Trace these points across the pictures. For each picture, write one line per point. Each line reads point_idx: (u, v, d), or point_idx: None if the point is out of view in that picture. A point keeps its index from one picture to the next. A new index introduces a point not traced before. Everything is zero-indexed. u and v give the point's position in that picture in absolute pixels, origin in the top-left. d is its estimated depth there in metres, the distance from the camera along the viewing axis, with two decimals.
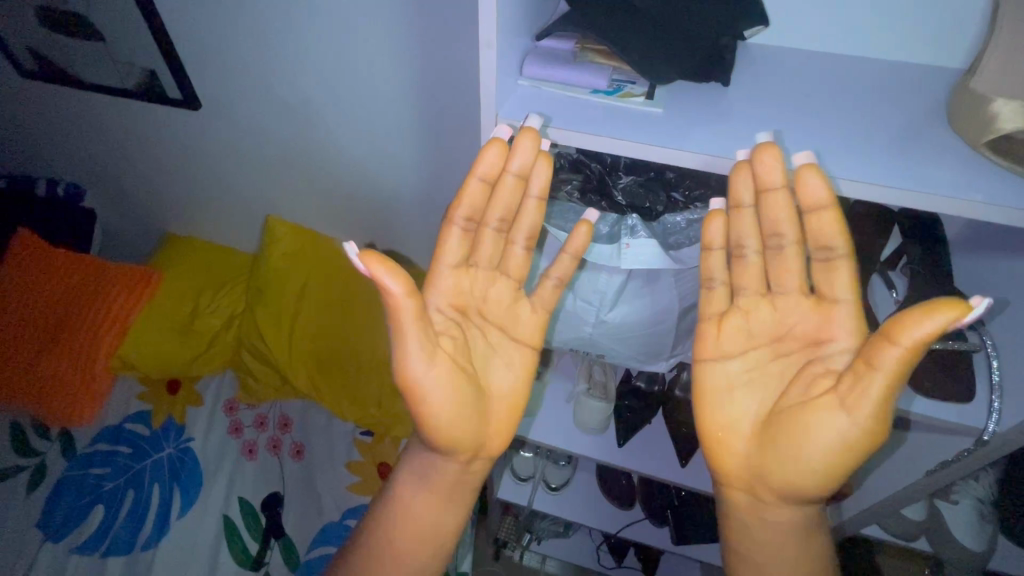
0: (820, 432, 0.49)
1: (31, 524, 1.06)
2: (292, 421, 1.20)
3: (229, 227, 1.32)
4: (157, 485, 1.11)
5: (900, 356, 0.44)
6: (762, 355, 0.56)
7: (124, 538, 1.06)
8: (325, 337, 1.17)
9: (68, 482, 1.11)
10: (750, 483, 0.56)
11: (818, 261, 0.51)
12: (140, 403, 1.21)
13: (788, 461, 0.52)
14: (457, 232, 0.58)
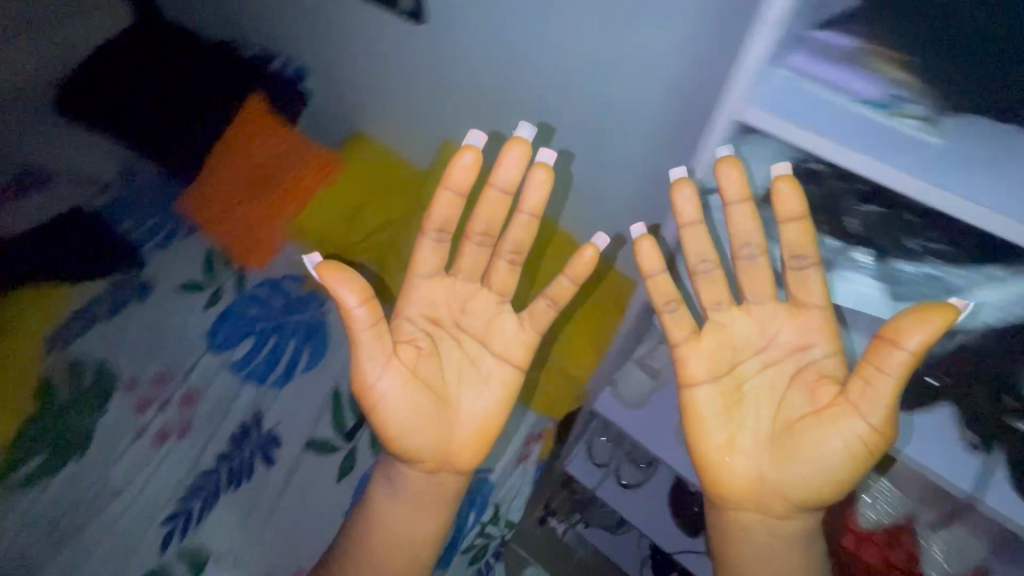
0: (830, 437, 0.68)
1: (197, 336, 1.28)
2: None
3: (408, 140, 1.42)
4: (294, 339, 1.29)
5: (906, 358, 0.62)
6: (751, 365, 0.75)
7: (260, 372, 1.24)
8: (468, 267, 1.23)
9: (233, 311, 1.30)
10: (760, 499, 0.73)
11: (795, 268, 0.70)
12: (298, 268, 1.38)
13: (812, 472, 0.69)
14: (473, 247, 0.78)
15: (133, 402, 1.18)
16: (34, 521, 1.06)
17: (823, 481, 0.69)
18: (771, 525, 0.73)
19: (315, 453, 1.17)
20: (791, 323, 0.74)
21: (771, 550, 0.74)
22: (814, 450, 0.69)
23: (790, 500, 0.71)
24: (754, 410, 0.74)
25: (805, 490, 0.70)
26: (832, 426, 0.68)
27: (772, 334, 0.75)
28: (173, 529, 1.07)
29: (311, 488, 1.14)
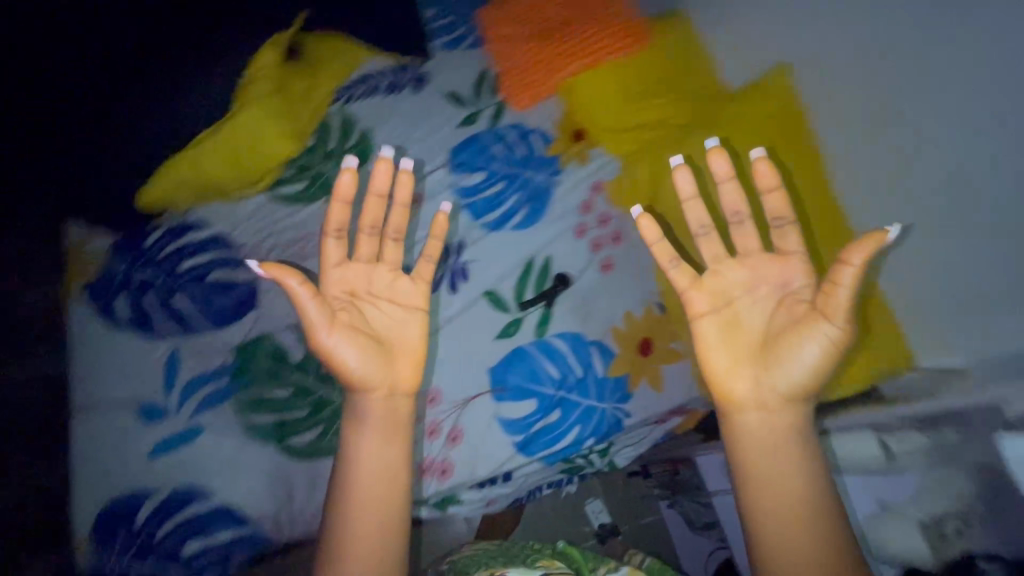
0: (808, 342, 0.72)
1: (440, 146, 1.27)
2: (622, 242, 1.22)
3: (735, 45, 1.17)
4: (517, 194, 1.25)
5: (853, 272, 0.68)
6: (745, 300, 0.77)
7: (477, 207, 1.22)
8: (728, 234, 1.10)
9: (478, 138, 1.27)
10: (764, 401, 0.75)
11: (779, 226, 0.77)
12: (551, 128, 1.30)
13: (794, 372, 0.73)
14: (366, 236, 0.85)
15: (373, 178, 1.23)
16: (272, 236, 1.15)
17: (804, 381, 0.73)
18: (776, 439, 0.74)
19: (490, 304, 1.15)
20: (776, 269, 0.77)
21: (775, 468, 0.74)
22: (791, 348, 0.73)
23: (778, 407, 0.74)
24: (749, 324, 0.77)
25: (794, 388, 0.73)
26: (806, 329, 0.72)
27: (761, 275, 0.77)
28: None
29: (468, 332, 1.13)
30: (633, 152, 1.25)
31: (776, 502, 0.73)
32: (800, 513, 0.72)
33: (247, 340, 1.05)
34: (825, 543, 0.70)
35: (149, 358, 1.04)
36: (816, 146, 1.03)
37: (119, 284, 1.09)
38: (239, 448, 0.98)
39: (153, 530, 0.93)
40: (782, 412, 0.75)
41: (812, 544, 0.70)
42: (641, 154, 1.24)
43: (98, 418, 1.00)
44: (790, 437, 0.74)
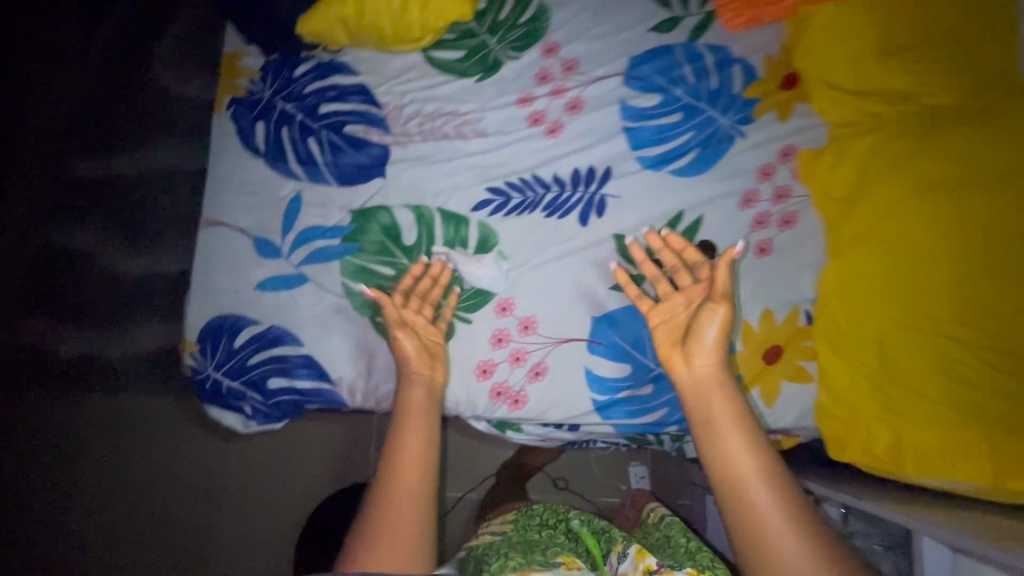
0: (714, 316, 0.81)
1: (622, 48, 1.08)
2: (793, 228, 1.04)
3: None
4: (691, 133, 1.06)
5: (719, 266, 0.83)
6: (680, 305, 0.87)
7: (640, 135, 1.06)
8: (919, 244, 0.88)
9: (670, 52, 1.07)
10: (705, 364, 0.79)
11: (698, 268, 0.90)
12: (759, 62, 1.08)
13: (710, 333, 0.80)
14: (415, 300, 0.96)
15: (536, 67, 1.07)
16: (414, 103, 1.07)
17: (714, 343, 0.80)
18: (714, 391, 0.76)
19: (615, 250, 1.03)
20: (698, 289, 0.87)
21: (713, 419, 0.74)
22: (706, 317, 0.81)
23: (705, 365, 0.79)
24: (682, 316, 0.85)
25: (718, 343, 0.80)
26: (706, 313, 0.81)
27: (692, 287, 0.88)
28: (491, 201, 1.04)
29: (584, 271, 1.02)
30: (868, 128, 0.98)
31: (723, 456, 0.72)
32: (752, 457, 0.71)
33: (366, 207, 1.02)
34: (778, 481, 0.69)
35: (275, 194, 1.04)
36: None
37: (262, 110, 1.07)
38: (334, 309, 0.99)
39: (249, 355, 0.99)
40: (708, 369, 0.79)
41: (775, 487, 0.68)
42: (875, 131, 0.96)
43: (220, 236, 1.03)
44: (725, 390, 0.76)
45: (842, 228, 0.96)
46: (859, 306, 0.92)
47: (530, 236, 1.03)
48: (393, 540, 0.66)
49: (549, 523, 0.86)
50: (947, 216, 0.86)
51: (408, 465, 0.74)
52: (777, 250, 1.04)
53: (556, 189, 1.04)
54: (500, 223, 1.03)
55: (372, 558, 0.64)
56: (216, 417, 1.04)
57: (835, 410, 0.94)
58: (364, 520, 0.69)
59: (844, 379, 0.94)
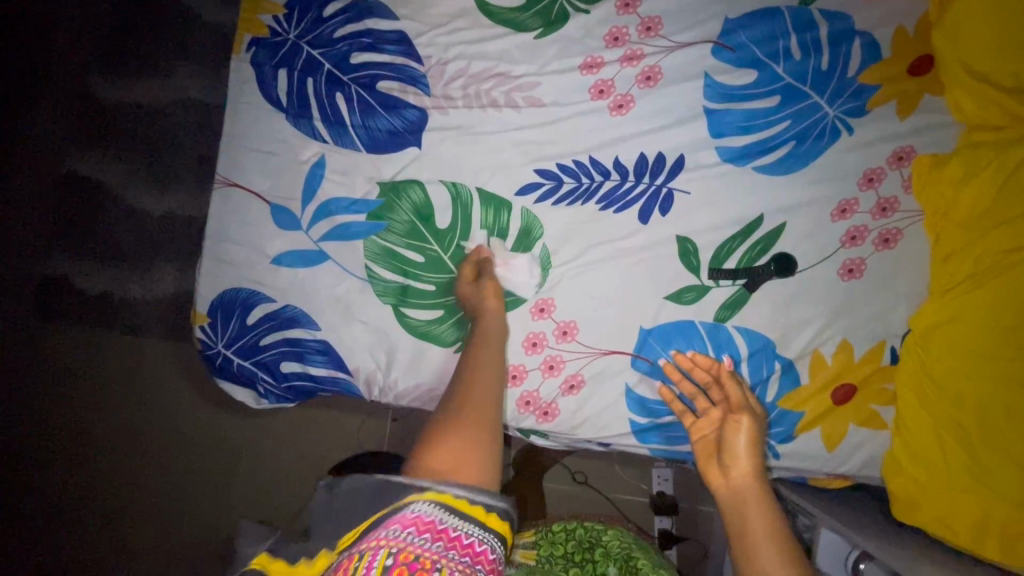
0: (741, 431, 0.74)
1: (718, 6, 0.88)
2: (893, 249, 0.88)
3: None
4: (786, 121, 0.88)
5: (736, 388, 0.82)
6: (713, 419, 0.80)
7: (724, 119, 0.88)
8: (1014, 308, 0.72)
9: (774, 18, 0.87)
10: (737, 478, 0.69)
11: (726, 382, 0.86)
12: (886, 37, 0.87)
13: (739, 444, 0.73)
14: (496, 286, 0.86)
15: (608, 24, 0.89)
16: (460, 60, 0.91)
17: (747, 451, 0.71)
18: (755, 493, 0.67)
19: (677, 254, 0.89)
20: (726, 399, 0.81)
21: (750, 527, 0.63)
22: (733, 432, 0.75)
23: (742, 466, 0.70)
24: (714, 430, 0.79)
25: (753, 455, 0.71)
26: (732, 426, 0.75)
27: (723, 398, 0.82)
28: (540, 185, 0.90)
29: (637, 275, 0.90)
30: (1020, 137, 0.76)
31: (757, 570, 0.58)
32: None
33: (397, 181, 0.90)
34: None
35: (296, 156, 0.92)
36: None
37: (286, 54, 0.93)
38: (357, 293, 0.91)
39: (262, 335, 0.92)
40: (746, 479, 0.68)
41: None
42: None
43: (235, 198, 0.93)
44: (760, 495, 0.66)
45: (961, 259, 0.81)
46: (960, 359, 0.78)
47: (580, 231, 0.90)
48: (477, 420, 0.58)
49: (574, 557, 0.79)
50: None
51: (480, 371, 0.67)
52: (870, 274, 0.88)
53: (615, 178, 0.89)
54: (547, 212, 0.90)
55: (444, 441, 0.54)
56: (228, 392, 0.99)
57: (907, 466, 0.84)
58: (443, 409, 0.61)
59: (928, 438, 0.81)
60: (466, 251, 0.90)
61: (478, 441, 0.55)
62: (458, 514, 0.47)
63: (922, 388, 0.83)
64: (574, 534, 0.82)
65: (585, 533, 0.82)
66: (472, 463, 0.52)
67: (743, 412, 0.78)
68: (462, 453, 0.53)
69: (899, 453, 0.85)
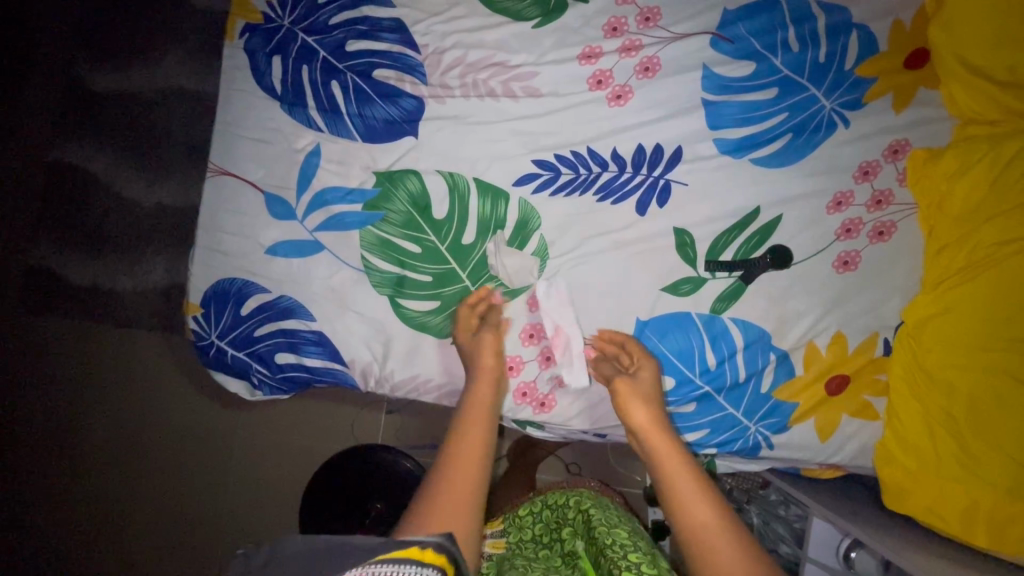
0: (635, 404, 0.77)
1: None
2: (888, 241, 0.89)
3: None
4: (784, 114, 0.88)
5: (638, 359, 0.85)
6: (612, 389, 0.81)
7: (722, 112, 0.88)
8: (1000, 299, 0.75)
9: (772, 11, 0.87)
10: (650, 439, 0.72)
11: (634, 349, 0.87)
12: (882, 31, 0.87)
13: (635, 413, 0.76)
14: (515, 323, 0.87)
15: (607, 14, 0.88)
16: (457, 49, 0.90)
17: (640, 412, 0.76)
18: (656, 445, 0.70)
19: (674, 247, 0.89)
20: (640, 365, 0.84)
21: (666, 470, 0.66)
22: (627, 402, 0.78)
23: (642, 428, 0.74)
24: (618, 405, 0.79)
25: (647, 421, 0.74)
26: (625, 397, 0.78)
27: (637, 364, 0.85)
28: (538, 176, 0.90)
29: (633, 268, 0.90)
30: (1013, 132, 0.78)
31: (683, 516, 0.61)
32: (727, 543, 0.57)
33: (394, 171, 0.90)
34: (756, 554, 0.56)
35: (291, 145, 0.91)
36: None
37: (280, 41, 0.92)
38: (353, 284, 0.90)
39: (256, 326, 0.92)
40: (654, 438, 0.72)
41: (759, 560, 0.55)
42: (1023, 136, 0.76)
43: (228, 187, 0.92)
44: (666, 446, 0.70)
45: (955, 251, 0.82)
46: (952, 349, 0.79)
47: (578, 222, 0.90)
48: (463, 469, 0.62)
49: (542, 536, 0.83)
50: None
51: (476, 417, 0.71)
52: (864, 266, 0.89)
53: (613, 169, 0.89)
54: (545, 203, 0.90)
55: (425, 504, 0.58)
56: (222, 384, 0.98)
57: (899, 455, 0.85)
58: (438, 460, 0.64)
59: (919, 428, 0.83)
60: (463, 242, 0.89)
61: (462, 496, 0.59)
62: (399, 560, 0.41)
63: (910, 379, 0.85)
64: (543, 515, 0.85)
65: (552, 510, 0.83)
66: (442, 512, 0.57)
67: (630, 384, 0.80)
68: (450, 504, 0.58)
69: (889, 443, 0.87)
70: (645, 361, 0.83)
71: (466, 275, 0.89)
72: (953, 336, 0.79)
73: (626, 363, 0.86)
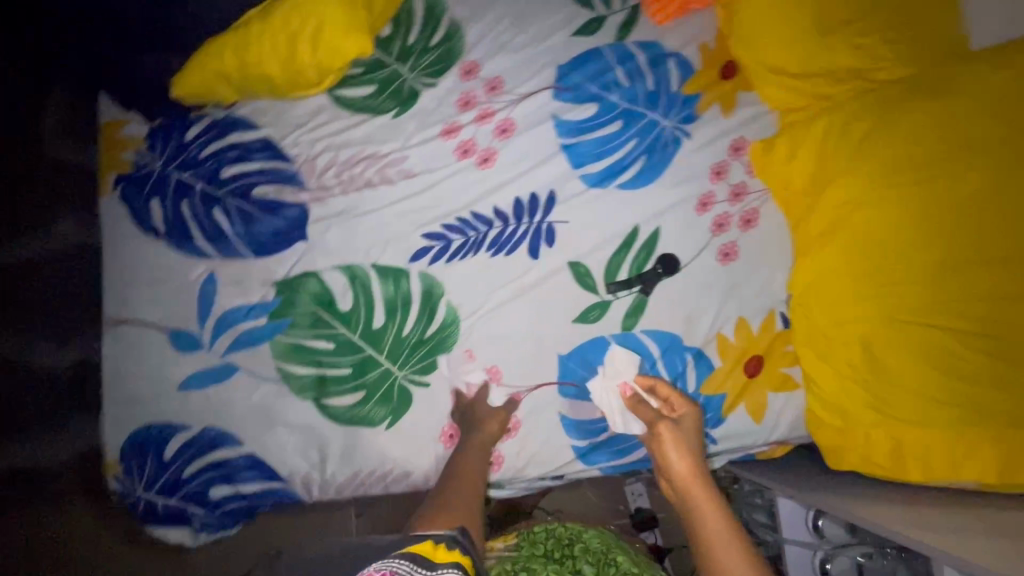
0: (673, 452, 0.86)
1: (547, 59, 0.98)
2: (756, 227, 0.97)
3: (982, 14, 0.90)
4: (633, 141, 0.97)
5: (682, 401, 0.91)
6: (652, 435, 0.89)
7: (581, 151, 0.97)
8: (859, 251, 0.84)
9: (598, 58, 0.98)
10: (687, 487, 0.83)
11: (676, 395, 0.91)
12: (695, 54, 1.00)
13: (672, 460, 0.85)
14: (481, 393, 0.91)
15: (457, 92, 0.97)
16: (327, 152, 0.95)
17: (681, 459, 0.85)
18: (698, 499, 0.81)
19: (574, 280, 0.95)
20: (687, 411, 0.90)
21: (706, 529, 0.78)
22: (668, 448, 0.86)
23: (683, 478, 0.84)
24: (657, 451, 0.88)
25: (687, 469, 0.84)
26: (666, 445, 0.86)
27: (680, 407, 0.91)
28: (430, 249, 0.94)
29: (541, 309, 0.94)
30: (821, 111, 0.91)
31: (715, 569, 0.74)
32: None
33: (291, 277, 0.92)
34: None
35: (185, 278, 0.92)
36: (905, 145, 0.82)
37: (155, 184, 0.95)
38: (274, 396, 0.89)
39: (184, 467, 0.89)
40: (691, 487, 0.83)
41: None
42: (828, 113, 0.90)
43: (129, 333, 0.91)
44: (706, 497, 0.81)
45: (808, 222, 0.90)
46: (836, 306, 0.86)
47: (479, 281, 0.94)
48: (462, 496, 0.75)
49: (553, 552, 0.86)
50: (907, 198, 0.81)
51: (469, 467, 0.82)
52: (743, 253, 0.97)
53: (498, 225, 0.95)
54: (443, 271, 0.94)
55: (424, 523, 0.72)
56: (161, 538, 0.93)
57: (824, 416, 0.89)
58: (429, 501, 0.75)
59: (832, 387, 0.88)
60: (374, 326, 0.91)
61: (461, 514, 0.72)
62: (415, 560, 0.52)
63: (812, 345, 0.90)
64: (555, 533, 0.90)
65: (568, 530, 0.90)
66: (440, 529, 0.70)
67: (672, 431, 0.87)
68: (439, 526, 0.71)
69: (815, 409, 0.91)
70: (686, 405, 0.90)
71: (385, 358, 0.91)
72: (834, 293, 0.86)
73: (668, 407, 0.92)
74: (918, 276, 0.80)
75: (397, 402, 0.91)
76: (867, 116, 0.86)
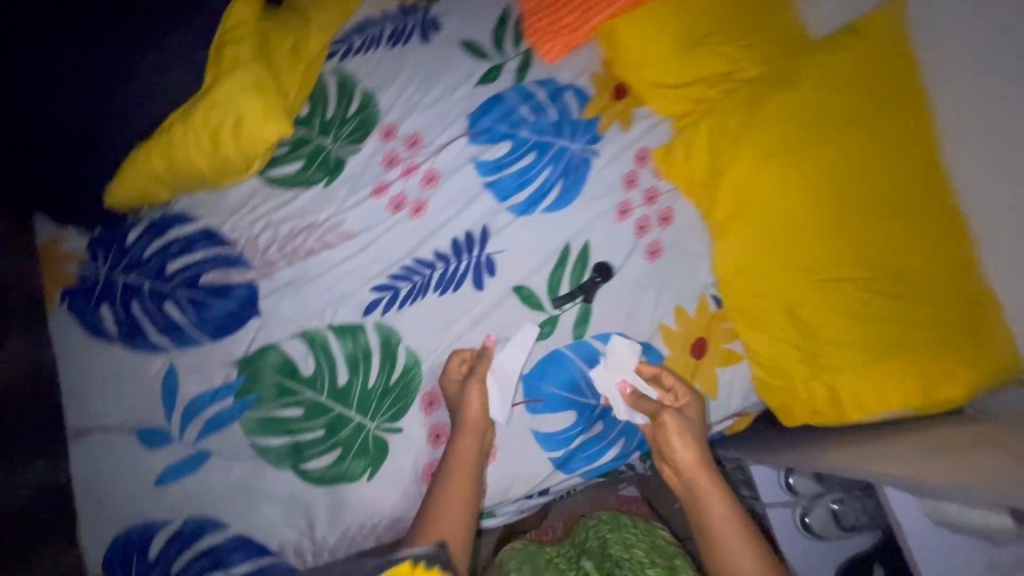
0: (681, 442, 0.91)
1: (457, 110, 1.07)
2: (673, 223, 1.06)
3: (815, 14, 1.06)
4: (549, 168, 1.06)
5: (683, 390, 0.97)
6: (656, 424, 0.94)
7: (503, 185, 1.05)
8: (762, 227, 0.94)
9: (501, 101, 1.08)
10: (693, 475, 0.90)
11: (679, 384, 0.98)
12: (587, 83, 1.11)
13: (678, 449, 0.91)
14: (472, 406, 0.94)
15: (380, 153, 1.04)
16: (267, 229, 1.00)
17: (686, 449, 0.91)
18: (703, 486, 0.90)
19: (520, 302, 1.01)
20: (691, 401, 0.97)
21: (711, 513, 0.87)
22: (674, 438, 0.91)
23: (689, 466, 0.90)
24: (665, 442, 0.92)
25: (693, 458, 0.91)
26: (671, 438, 0.91)
27: (682, 399, 0.97)
28: (380, 300, 0.99)
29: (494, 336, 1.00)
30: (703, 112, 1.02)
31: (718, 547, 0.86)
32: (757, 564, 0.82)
33: (250, 353, 0.95)
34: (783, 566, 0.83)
35: (144, 375, 0.94)
36: (781, 128, 0.93)
37: (102, 291, 0.97)
38: (252, 472, 0.91)
39: (170, 563, 0.88)
40: (696, 475, 0.90)
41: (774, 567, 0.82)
42: (710, 112, 1.01)
43: (97, 441, 0.92)
44: (710, 484, 0.89)
45: (714, 209, 1.00)
46: (755, 278, 0.95)
47: (432, 321, 0.99)
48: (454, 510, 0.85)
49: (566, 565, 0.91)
50: (791, 173, 0.92)
51: (460, 482, 0.88)
52: (667, 248, 1.06)
53: (440, 266, 1.01)
54: (396, 318, 0.99)
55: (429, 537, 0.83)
56: None
57: (769, 380, 0.97)
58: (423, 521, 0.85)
59: (769, 351, 0.96)
60: (339, 385, 0.95)
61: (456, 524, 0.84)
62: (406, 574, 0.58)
63: (744, 317, 0.98)
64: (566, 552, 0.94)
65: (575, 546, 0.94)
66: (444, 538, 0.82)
67: (678, 423, 0.92)
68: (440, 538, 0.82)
69: (761, 376, 0.98)
70: (688, 396, 0.96)
71: (355, 413, 0.94)
72: (751, 268, 0.96)
73: (670, 398, 0.98)
74: (817, 240, 0.91)
75: (375, 453, 0.93)
76: (742, 109, 0.97)
